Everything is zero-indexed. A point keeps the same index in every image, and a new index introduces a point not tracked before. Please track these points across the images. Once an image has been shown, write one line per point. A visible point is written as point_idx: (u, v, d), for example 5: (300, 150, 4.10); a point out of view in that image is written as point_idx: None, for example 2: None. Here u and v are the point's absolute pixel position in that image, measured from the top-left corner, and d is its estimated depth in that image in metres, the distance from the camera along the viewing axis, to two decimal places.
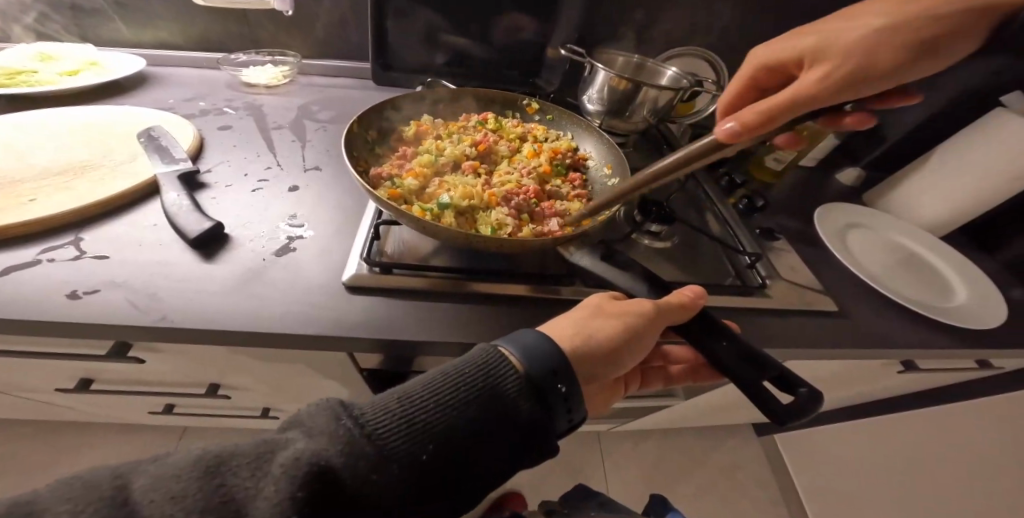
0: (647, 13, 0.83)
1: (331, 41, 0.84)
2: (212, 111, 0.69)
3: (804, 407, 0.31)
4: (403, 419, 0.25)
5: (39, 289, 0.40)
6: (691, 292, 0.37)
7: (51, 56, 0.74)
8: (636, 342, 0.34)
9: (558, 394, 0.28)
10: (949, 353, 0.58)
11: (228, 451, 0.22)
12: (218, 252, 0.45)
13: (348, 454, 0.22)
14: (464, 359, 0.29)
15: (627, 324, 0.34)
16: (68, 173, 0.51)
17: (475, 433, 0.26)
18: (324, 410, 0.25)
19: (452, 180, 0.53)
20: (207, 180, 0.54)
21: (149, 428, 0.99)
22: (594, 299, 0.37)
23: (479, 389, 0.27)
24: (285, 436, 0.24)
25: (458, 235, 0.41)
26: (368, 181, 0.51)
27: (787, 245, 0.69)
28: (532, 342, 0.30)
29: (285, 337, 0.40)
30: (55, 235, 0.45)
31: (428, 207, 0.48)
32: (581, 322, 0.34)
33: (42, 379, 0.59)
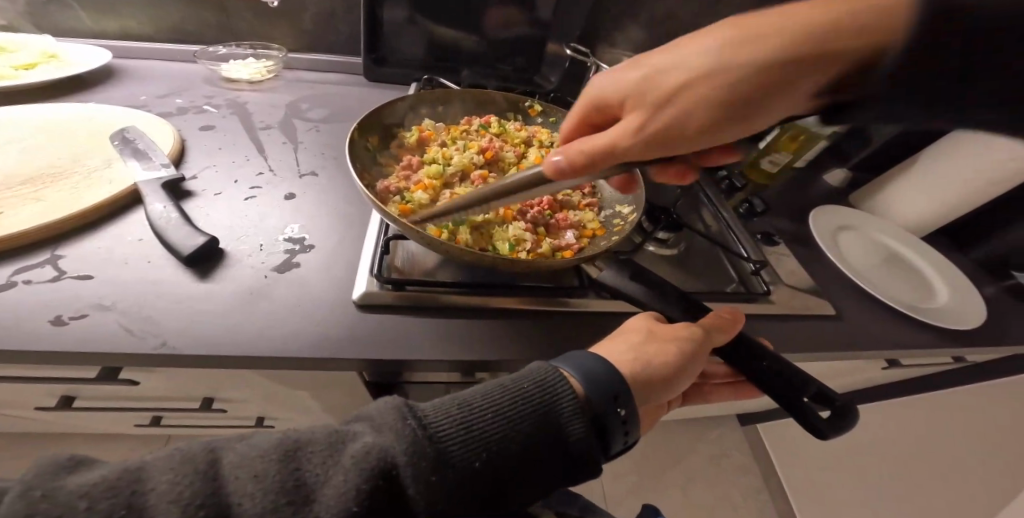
0: (645, 10, 0.81)
1: (318, 34, 0.80)
2: (192, 109, 0.64)
3: (841, 421, 0.34)
4: (466, 425, 0.24)
5: (15, 316, 0.36)
6: (729, 314, 0.37)
7: (5, 47, 0.67)
8: (686, 369, 0.33)
9: (616, 418, 0.27)
10: (938, 352, 0.60)
11: (303, 440, 0.22)
12: (213, 269, 0.42)
13: (414, 451, 0.22)
14: (522, 372, 0.28)
15: (681, 351, 0.33)
16: (38, 182, 0.46)
17: (534, 449, 0.25)
18: (392, 406, 0.24)
19: (463, 191, 0.52)
20: (193, 188, 0.50)
21: (128, 439, 0.93)
22: (642, 322, 0.36)
23: (537, 403, 0.26)
24: (353, 428, 0.23)
25: (477, 254, 0.40)
26: (377, 195, 0.50)
27: (786, 249, 0.71)
28: (591, 362, 0.29)
29: (293, 361, 0.37)
30: (28, 254, 0.41)
31: (442, 222, 0.46)
32: (636, 348, 0.33)
33: (16, 398, 0.55)
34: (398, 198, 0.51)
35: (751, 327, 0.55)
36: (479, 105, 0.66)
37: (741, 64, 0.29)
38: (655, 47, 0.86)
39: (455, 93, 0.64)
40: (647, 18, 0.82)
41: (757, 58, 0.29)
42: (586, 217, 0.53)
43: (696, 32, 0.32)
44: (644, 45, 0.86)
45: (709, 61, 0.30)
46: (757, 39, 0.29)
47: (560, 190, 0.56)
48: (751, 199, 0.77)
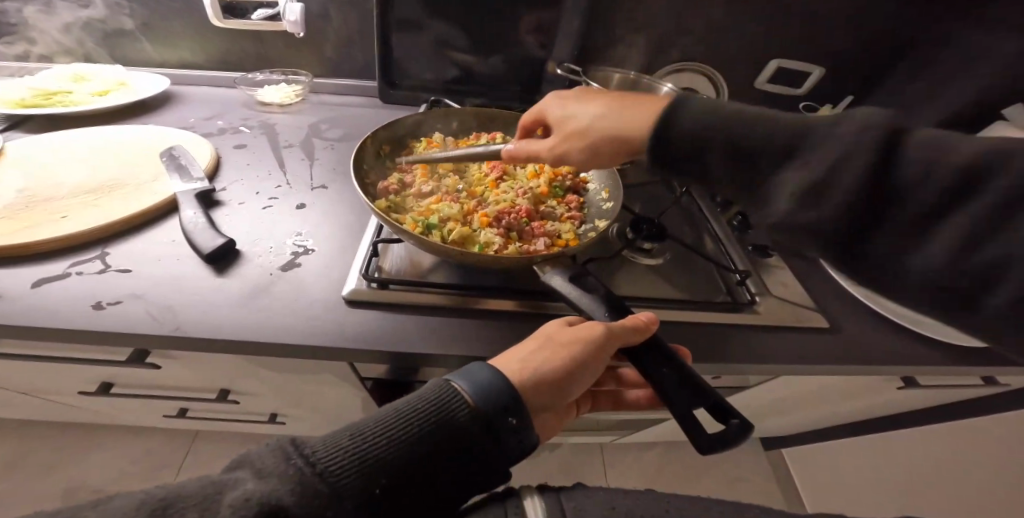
0: (643, 30, 0.85)
1: (340, 60, 0.89)
2: (229, 130, 0.73)
3: (734, 436, 0.35)
4: (356, 457, 0.27)
5: (69, 301, 0.44)
6: (644, 320, 0.40)
7: (84, 77, 0.79)
8: (583, 370, 0.37)
9: (509, 427, 0.32)
10: (946, 369, 0.58)
11: (175, 495, 0.23)
12: (229, 266, 0.49)
13: (298, 491, 0.24)
14: (418, 394, 0.32)
15: (573, 356, 0.37)
16: (98, 192, 0.56)
17: (427, 462, 0.29)
18: (280, 448, 0.27)
19: (449, 197, 0.57)
20: (222, 198, 0.58)
21: (165, 432, 1.04)
22: (547, 330, 0.40)
23: (432, 423, 0.30)
24: (233, 475, 0.25)
25: (450, 253, 0.44)
26: (374, 193, 0.55)
27: (782, 262, 0.70)
28: (483, 379, 0.33)
29: (285, 347, 0.43)
30: (82, 250, 0.49)
31: (423, 221, 0.51)
32: (531, 356, 0.37)
33: (67, 383, 0.64)
34: (393, 196, 0.56)
35: (731, 336, 0.56)
36: (484, 123, 0.70)
37: (597, 119, 0.43)
38: (654, 65, 0.89)
39: (462, 110, 0.69)
40: (645, 37, 0.86)
41: (620, 120, 0.41)
42: (564, 228, 0.56)
43: (602, 96, 0.45)
44: (643, 63, 0.89)
45: (598, 120, 0.43)
46: (624, 113, 0.41)
47: (546, 203, 0.60)
48: (747, 212, 0.77)
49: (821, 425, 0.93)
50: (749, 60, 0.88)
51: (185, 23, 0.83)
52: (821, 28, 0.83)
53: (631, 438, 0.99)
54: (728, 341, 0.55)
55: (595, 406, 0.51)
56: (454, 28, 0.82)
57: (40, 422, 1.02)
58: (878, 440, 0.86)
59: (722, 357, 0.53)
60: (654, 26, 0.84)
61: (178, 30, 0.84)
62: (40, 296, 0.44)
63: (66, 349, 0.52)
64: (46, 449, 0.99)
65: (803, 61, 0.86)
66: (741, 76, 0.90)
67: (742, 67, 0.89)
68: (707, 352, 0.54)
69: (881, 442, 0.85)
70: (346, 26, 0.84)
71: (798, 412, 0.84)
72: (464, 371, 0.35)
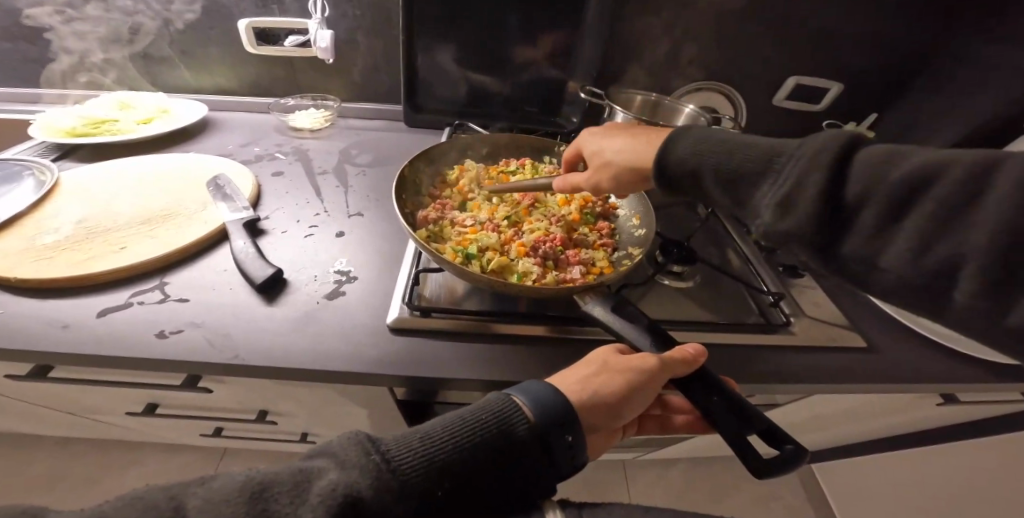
0: (662, 51, 0.87)
1: (366, 85, 0.92)
2: (266, 157, 0.77)
3: (790, 460, 0.37)
4: (427, 456, 0.29)
5: (134, 329, 0.47)
6: (692, 350, 0.41)
7: (129, 105, 0.83)
8: (637, 396, 0.39)
9: (565, 443, 0.34)
10: (980, 387, 0.58)
11: (269, 480, 0.26)
12: (279, 295, 0.52)
13: (376, 487, 0.26)
14: (481, 404, 0.34)
15: (627, 382, 0.39)
16: (152, 222, 0.59)
17: (489, 470, 0.31)
18: (357, 442, 0.29)
19: (484, 225, 0.59)
20: (266, 226, 0.61)
21: (194, 448, 1.08)
22: (599, 355, 0.42)
23: (494, 432, 0.32)
24: (315, 463, 0.28)
25: (492, 284, 0.46)
26: (414, 223, 0.58)
27: (811, 281, 0.71)
28: (542, 394, 0.35)
29: (335, 373, 0.45)
30: (142, 280, 0.52)
31: (461, 250, 0.54)
32: (586, 379, 0.39)
33: (113, 404, 0.67)
34: (431, 225, 0.59)
35: (764, 357, 0.57)
36: (514, 148, 0.73)
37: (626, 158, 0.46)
38: (672, 84, 0.91)
39: (490, 136, 0.71)
40: (664, 57, 0.87)
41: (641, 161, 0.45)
42: (597, 256, 0.58)
43: (625, 130, 0.49)
44: (661, 82, 0.91)
45: (623, 162, 0.46)
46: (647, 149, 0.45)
47: (577, 230, 0.62)
48: None
49: (842, 442, 0.93)
50: (768, 77, 0.89)
51: (220, 52, 0.86)
52: (839, 46, 0.84)
53: (651, 454, 1.00)
54: (762, 363, 0.56)
55: (641, 429, 0.52)
56: (479, 52, 0.84)
57: (76, 438, 1.06)
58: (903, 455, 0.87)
59: (757, 379, 0.55)
60: (673, 47, 0.86)
61: (213, 59, 0.87)
62: (106, 324, 0.47)
63: (122, 373, 0.55)
64: (82, 465, 1.03)
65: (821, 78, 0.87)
66: (759, 93, 0.91)
67: (760, 85, 0.90)
68: (744, 374, 0.55)
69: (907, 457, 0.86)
70: (373, 53, 0.87)
71: (821, 429, 0.84)
72: (520, 386, 0.37)
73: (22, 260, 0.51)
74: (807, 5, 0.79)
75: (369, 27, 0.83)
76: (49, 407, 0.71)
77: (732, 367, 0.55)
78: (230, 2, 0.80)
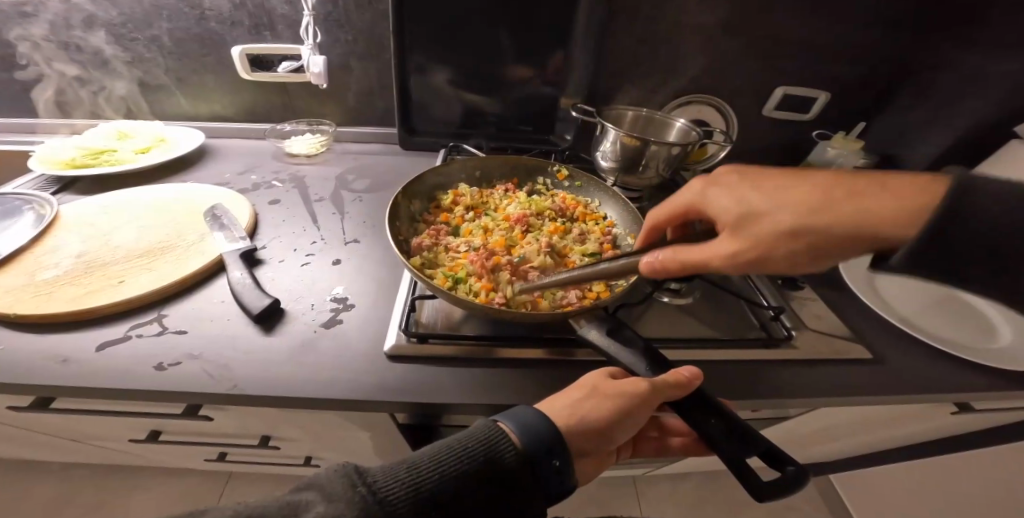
0: (650, 68, 0.88)
1: (360, 108, 0.93)
2: (263, 185, 0.79)
3: (791, 483, 0.37)
4: (413, 485, 0.30)
5: (131, 362, 0.47)
6: (688, 372, 0.42)
7: (127, 135, 0.85)
8: (627, 421, 0.40)
9: (553, 469, 0.34)
10: (988, 393, 0.59)
11: (257, 511, 0.27)
12: (275, 325, 0.53)
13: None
14: (469, 432, 0.34)
15: (617, 406, 0.39)
16: (150, 254, 0.60)
17: (477, 498, 0.31)
18: (346, 473, 0.30)
19: (478, 249, 0.60)
20: (263, 256, 0.62)
21: (197, 475, 1.07)
22: (590, 379, 0.43)
23: (481, 461, 0.32)
24: (305, 497, 0.29)
25: (488, 312, 0.47)
26: (409, 250, 0.59)
27: (812, 293, 0.72)
28: (530, 420, 0.36)
29: (332, 401, 0.46)
30: (141, 313, 0.53)
31: (455, 278, 0.55)
32: (576, 404, 0.40)
33: (116, 431, 0.68)
34: (425, 252, 0.60)
35: (767, 371, 0.58)
36: (508, 170, 0.74)
37: (795, 210, 0.37)
38: (662, 99, 0.92)
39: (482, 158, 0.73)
40: (653, 74, 0.89)
41: (847, 216, 0.36)
42: (594, 279, 0.59)
43: (776, 180, 0.41)
44: (652, 98, 0.92)
45: (808, 213, 0.37)
46: (833, 203, 0.36)
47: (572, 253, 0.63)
48: None
49: (849, 451, 0.93)
50: (756, 91, 0.90)
51: (215, 80, 0.88)
52: (825, 58, 0.85)
53: (657, 468, 1.00)
54: (762, 378, 0.57)
55: (636, 451, 0.53)
56: (471, 73, 0.86)
57: (80, 463, 1.06)
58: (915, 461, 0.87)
59: (756, 395, 0.55)
60: (661, 63, 0.88)
61: (209, 88, 0.89)
62: (103, 358, 0.48)
63: (124, 403, 0.56)
64: (86, 490, 1.03)
65: (807, 90, 0.89)
66: (749, 106, 0.93)
67: (748, 97, 0.92)
68: (750, 390, 0.55)
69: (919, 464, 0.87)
70: (366, 77, 0.88)
71: (825, 436, 0.85)
72: (509, 412, 0.38)
73: (21, 296, 0.52)
74: (791, 20, 0.81)
75: (362, 52, 0.85)
76: (51, 436, 0.72)
77: (736, 383, 0.56)
78: (224, 30, 0.81)
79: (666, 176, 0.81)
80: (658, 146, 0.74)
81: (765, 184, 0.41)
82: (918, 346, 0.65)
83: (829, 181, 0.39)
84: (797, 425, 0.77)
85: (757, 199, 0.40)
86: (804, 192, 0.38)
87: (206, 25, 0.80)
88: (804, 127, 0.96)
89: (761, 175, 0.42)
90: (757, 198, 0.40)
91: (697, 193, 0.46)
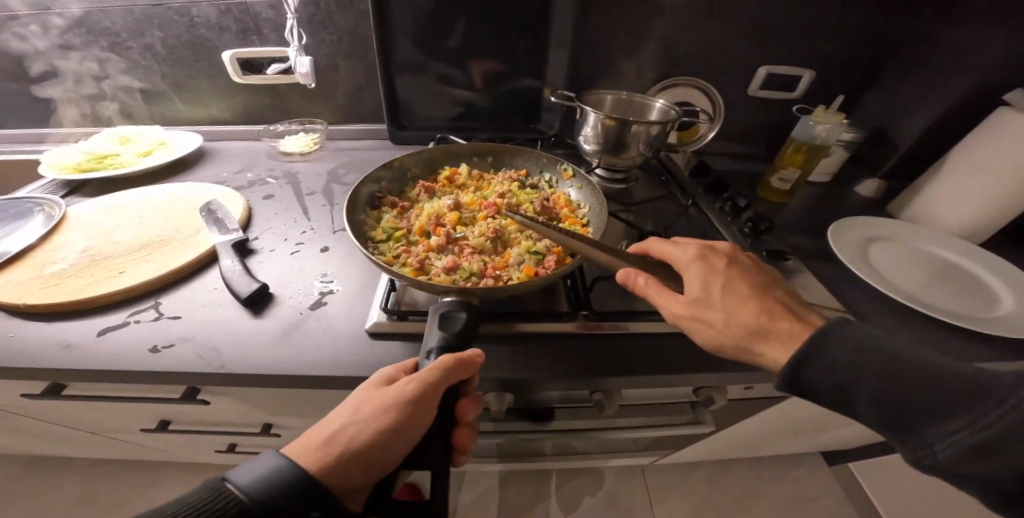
0: (629, 52, 0.89)
1: (350, 106, 0.96)
2: (258, 182, 0.82)
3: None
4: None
5: (129, 345, 0.50)
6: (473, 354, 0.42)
7: (129, 139, 0.89)
8: (402, 431, 0.38)
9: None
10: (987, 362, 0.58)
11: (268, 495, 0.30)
12: (264, 308, 0.55)
13: None
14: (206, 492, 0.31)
15: (390, 420, 0.38)
16: (149, 248, 0.63)
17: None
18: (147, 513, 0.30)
19: (432, 218, 0.65)
20: (255, 246, 0.65)
21: (214, 469, 1.11)
22: (354, 397, 0.41)
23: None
24: None
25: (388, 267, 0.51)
26: (379, 203, 0.67)
27: (803, 266, 0.73)
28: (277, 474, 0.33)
29: (316, 378, 0.48)
30: (138, 300, 0.56)
31: (394, 231, 0.61)
32: (348, 426, 0.38)
33: (128, 421, 0.71)
34: (392, 209, 0.67)
35: None
36: (492, 156, 0.76)
37: (741, 324, 0.43)
38: (646, 84, 0.93)
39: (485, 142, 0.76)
40: (633, 61, 0.90)
41: (780, 345, 0.41)
42: (516, 273, 0.57)
43: (743, 291, 0.45)
44: (634, 84, 0.93)
45: (763, 351, 0.42)
46: (766, 341, 0.42)
47: (512, 248, 0.62)
48: (757, 217, 0.81)
49: (866, 429, 0.95)
50: (739, 71, 0.91)
51: (209, 84, 0.92)
52: (805, 34, 0.85)
53: (662, 456, 1.01)
54: None
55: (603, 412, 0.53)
56: (453, 67, 0.88)
57: (103, 461, 1.11)
58: None
59: (736, 367, 0.56)
60: (641, 47, 0.88)
61: (204, 92, 0.93)
62: (104, 342, 0.51)
63: (128, 389, 0.59)
64: (108, 487, 1.08)
65: (789, 67, 0.89)
66: (734, 87, 0.93)
67: (731, 79, 0.92)
68: (733, 359, 0.56)
69: None
70: (353, 75, 0.91)
71: (824, 413, 0.85)
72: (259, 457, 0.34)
73: (30, 288, 0.56)
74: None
75: (346, 51, 0.87)
76: (71, 428, 0.76)
77: (719, 353, 0.57)
78: (213, 35, 0.84)
79: (649, 155, 0.83)
80: (639, 126, 0.76)
81: (738, 285, 0.45)
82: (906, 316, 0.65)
83: (763, 304, 0.44)
84: (796, 403, 0.78)
85: (723, 300, 0.44)
86: (762, 306, 0.44)
87: (196, 31, 0.84)
88: (790, 106, 0.96)
89: (736, 276, 0.46)
90: (726, 300, 0.44)
91: (674, 252, 0.50)
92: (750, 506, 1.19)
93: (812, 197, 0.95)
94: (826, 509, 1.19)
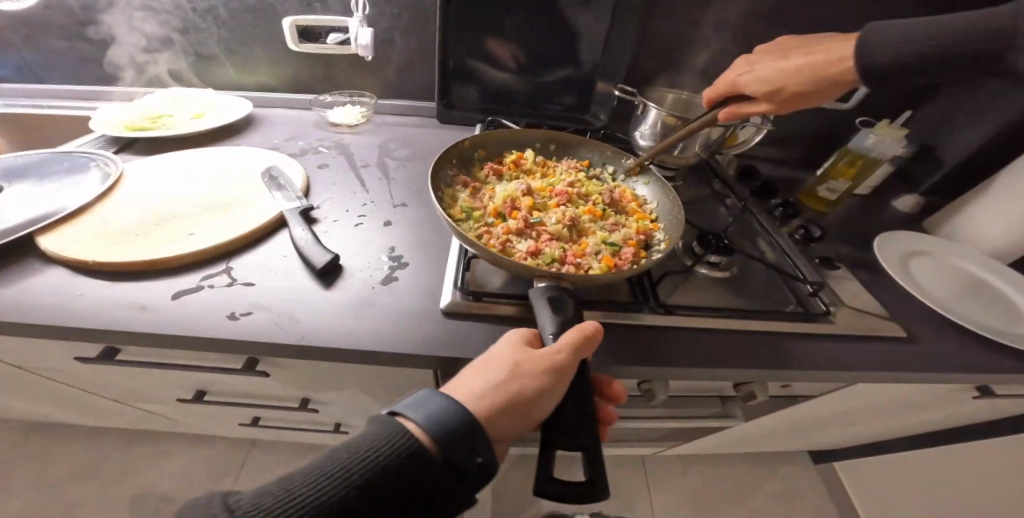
0: (693, 47, 0.89)
1: (400, 83, 0.95)
2: (311, 150, 0.82)
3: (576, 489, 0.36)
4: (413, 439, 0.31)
5: (204, 312, 0.50)
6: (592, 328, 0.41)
7: (181, 99, 0.88)
8: (541, 396, 0.37)
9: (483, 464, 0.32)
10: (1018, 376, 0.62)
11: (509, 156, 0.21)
12: (335, 279, 0.56)
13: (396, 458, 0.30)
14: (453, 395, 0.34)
15: (541, 381, 0.37)
16: (213, 210, 0.63)
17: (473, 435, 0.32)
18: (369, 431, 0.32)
19: (506, 200, 0.65)
20: (318, 215, 0.66)
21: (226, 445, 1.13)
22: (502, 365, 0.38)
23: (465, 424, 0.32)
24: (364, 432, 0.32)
25: (492, 259, 0.50)
26: (451, 182, 0.67)
27: (847, 273, 0.74)
28: (442, 409, 0.32)
29: (385, 354, 0.49)
30: (208, 264, 0.56)
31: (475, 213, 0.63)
32: (493, 388, 0.36)
33: (166, 392, 0.71)
34: (465, 189, 0.67)
35: (804, 343, 0.60)
36: (564, 148, 0.77)
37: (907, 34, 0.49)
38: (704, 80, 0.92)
39: None
40: (694, 57, 0.90)
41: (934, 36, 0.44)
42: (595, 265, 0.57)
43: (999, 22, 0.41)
44: (693, 79, 0.93)
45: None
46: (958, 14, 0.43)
47: (586, 238, 0.63)
48: (807, 225, 0.81)
49: (870, 434, 1.00)
50: None
51: (261, 49, 0.90)
52: None
53: (668, 449, 1.03)
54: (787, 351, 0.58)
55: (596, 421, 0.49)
56: (513, 48, 0.87)
57: (111, 430, 1.11)
58: (945, 450, 0.95)
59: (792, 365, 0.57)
60: (705, 44, 0.88)
61: (255, 57, 0.91)
62: (182, 304, 0.51)
63: (183, 355, 0.59)
64: (120, 458, 1.08)
65: None
66: None
67: None
68: (787, 358, 0.57)
69: (947, 451, 0.95)
70: (408, 51, 0.90)
71: (834, 418, 0.88)
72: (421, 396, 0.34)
73: (100, 245, 0.56)
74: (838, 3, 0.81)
75: (406, 26, 0.86)
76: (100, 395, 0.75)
77: (776, 352, 0.58)
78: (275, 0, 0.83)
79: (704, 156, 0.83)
80: None
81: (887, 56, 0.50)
82: (945, 326, 0.67)
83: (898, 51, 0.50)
84: (818, 405, 0.80)
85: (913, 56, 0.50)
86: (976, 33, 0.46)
87: None
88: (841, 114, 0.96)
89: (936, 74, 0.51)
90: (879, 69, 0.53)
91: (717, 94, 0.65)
92: (740, 504, 1.24)
93: (853, 206, 0.97)
94: (811, 506, 1.27)
